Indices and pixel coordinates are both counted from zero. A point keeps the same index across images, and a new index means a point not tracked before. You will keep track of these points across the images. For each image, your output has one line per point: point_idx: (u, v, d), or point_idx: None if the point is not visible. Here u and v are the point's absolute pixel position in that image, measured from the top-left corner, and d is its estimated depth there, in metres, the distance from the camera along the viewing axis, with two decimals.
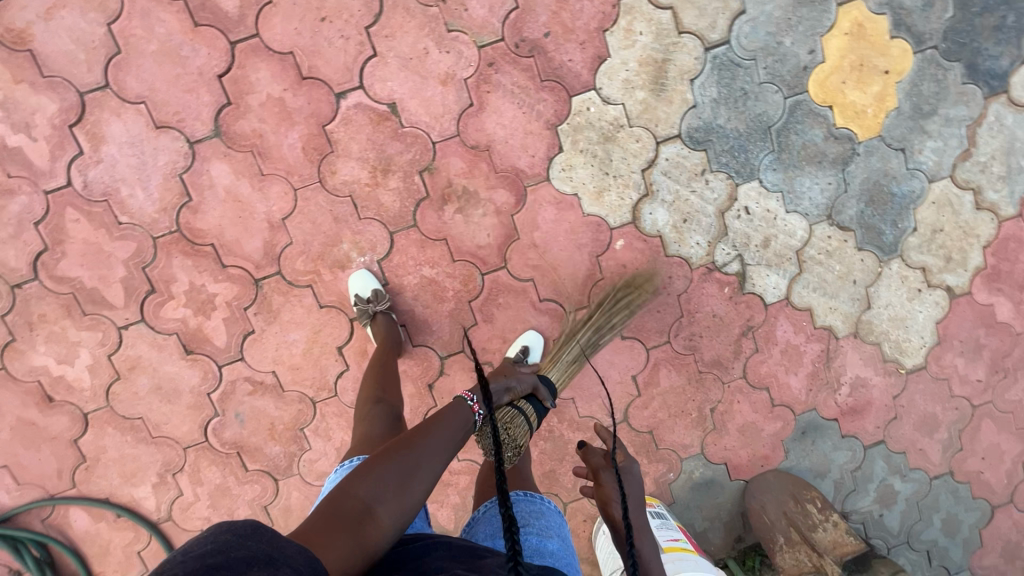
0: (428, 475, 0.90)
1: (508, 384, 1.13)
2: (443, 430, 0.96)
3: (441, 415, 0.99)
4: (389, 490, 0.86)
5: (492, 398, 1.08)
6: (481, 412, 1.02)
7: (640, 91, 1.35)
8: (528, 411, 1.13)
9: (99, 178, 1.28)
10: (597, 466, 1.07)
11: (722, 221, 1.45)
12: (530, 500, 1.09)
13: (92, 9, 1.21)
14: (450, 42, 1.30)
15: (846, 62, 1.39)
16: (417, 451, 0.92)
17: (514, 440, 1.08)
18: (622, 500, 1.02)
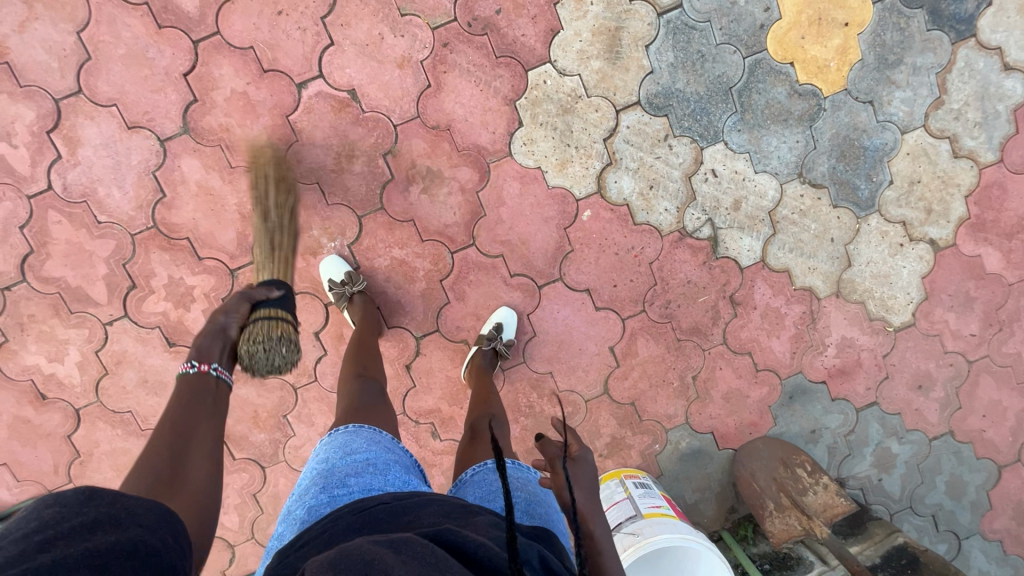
0: (204, 453, 0.90)
1: (223, 322, 1.12)
2: (183, 406, 0.96)
3: (169, 405, 0.96)
4: (166, 486, 0.81)
5: (212, 346, 1.07)
6: (213, 365, 1.03)
7: (595, 61, 1.36)
8: (268, 312, 1.16)
9: (77, 180, 1.33)
10: (553, 458, 0.90)
11: (690, 186, 1.44)
12: (518, 468, 1.03)
13: (62, 19, 1.27)
14: (405, 26, 1.33)
15: (804, 18, 1.38)
16: (174, 443, 0.88)
17: (272, 337, 1.14)
18: (579, 492, 0.87)
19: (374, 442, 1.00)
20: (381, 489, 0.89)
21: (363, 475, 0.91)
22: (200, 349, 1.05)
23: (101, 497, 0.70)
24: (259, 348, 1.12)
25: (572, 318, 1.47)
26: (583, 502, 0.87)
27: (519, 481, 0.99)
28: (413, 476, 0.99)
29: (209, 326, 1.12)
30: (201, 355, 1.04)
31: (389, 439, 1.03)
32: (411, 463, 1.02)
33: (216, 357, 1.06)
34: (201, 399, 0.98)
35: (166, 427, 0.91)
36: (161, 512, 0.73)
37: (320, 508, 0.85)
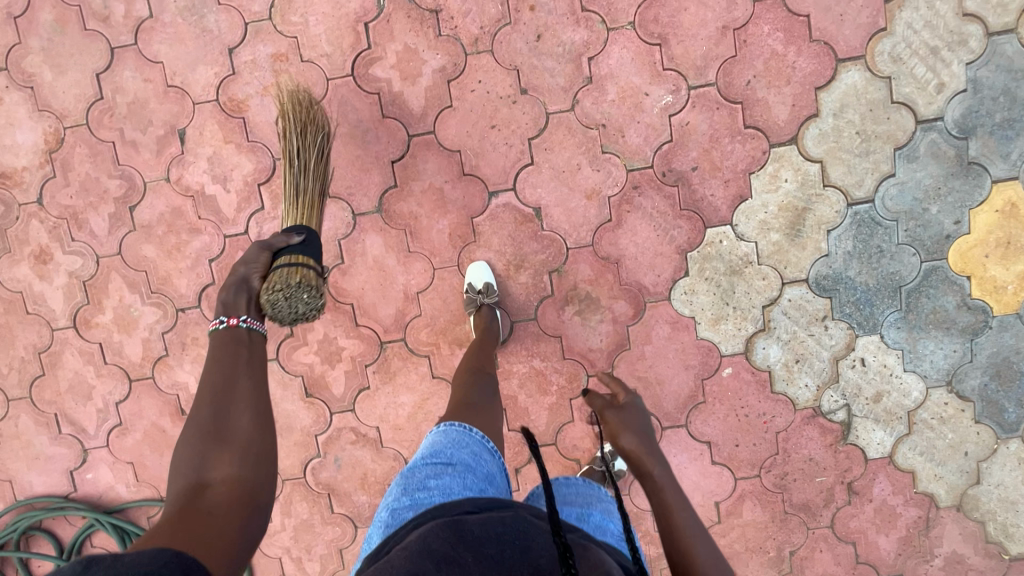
0: (244, 402, 1.00)
1: (246, 270, 1.14)
2: (215, 366, 1.02)
3: (207, 360, 1.05)
4: (212, 448, 0.94)
5: (237, 296, 1.11)
6: (242, 318, 1.09)
7: (775, 233, 1.39)
8: (290, 258, 1.15)
9: (271, 231, 1.44)
10: (601, 408, 1.12)
11: (836, 368, 1.44)
12: (591, 485, 1.02)
13: (301, 91, 1.39)
14: (603, 162, 1.39)
15: (992, 238, 1.38)
16: (204, 408, 0.98)
17: (290, 282, 1.11)
18: (628, 434, 1.05)
19: (460, 445, 1.01)
20: (461, 493, 0.91)
21: (442, 477, 0.93)
22: (224, 302, 1.10)
23: (100, 563, 0.69)
24: (280, 295, 1.11)
25: (686, 465, 1.48)
26: (635, 444, 1.03)
27: (590, 497, 0.99)
28: (495, 482, 0.99)
29: (230, 279, 1.14)
30: (227, 309, 1.10)
31: (479, 442, 1.04)
32: (495, 468, 1.03)
33: (246, 310, 1.11)
34: (229, 352, 1.04)
35: (207, 385, 1.01)
36: (164, 557, 0.75)
37: (404, 511, 0.89)
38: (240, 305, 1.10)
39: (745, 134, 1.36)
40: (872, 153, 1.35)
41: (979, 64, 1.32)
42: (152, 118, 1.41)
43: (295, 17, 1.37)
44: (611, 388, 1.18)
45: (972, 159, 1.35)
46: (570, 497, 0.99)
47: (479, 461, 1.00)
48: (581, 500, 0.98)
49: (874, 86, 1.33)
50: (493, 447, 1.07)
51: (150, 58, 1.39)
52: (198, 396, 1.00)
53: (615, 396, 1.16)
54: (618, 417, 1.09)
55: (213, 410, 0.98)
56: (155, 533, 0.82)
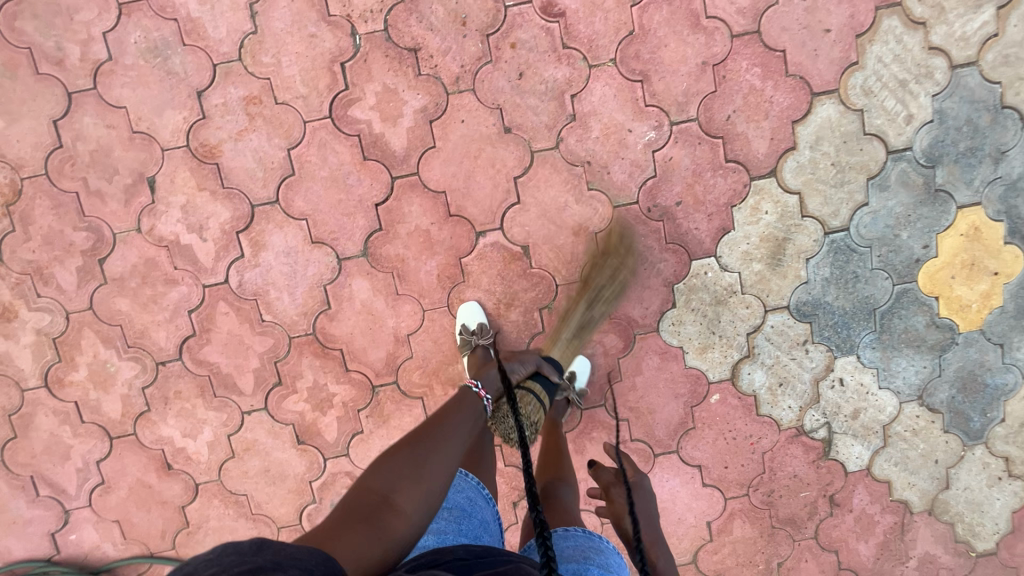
0: (448, 457, 1.01)
1: (514, 368, 1.29)
2: (464, 418, 1.09)
3: (452, 405, 1.12)
4: (406, 478, 0.94)
5: (495, 380, 1.21)
6: (489, 395, 1.17)
7: (757, 263, 1.43)
8: (537, 390, 1.31)
9: (252, 280, 1.40)
10: (607, 484, 1.16)
11: (816, 389, 1.50)
12: (588, 536, 1.09)
13: (277, 135, 1.34)
14: (589, 199, 1.40)
15: (958, 260, 1.45)
16: (436, 443, 1.02)
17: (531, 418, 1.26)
18: (632, 518, 1.10)
19: (456, 489, 1.13)
20: (455, 539, 1.05)
21: (439, 520, 1.07)
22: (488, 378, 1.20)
23: (273, 546, 0.67)
24: (523, 415, 1.25)
25: (678, 488, 1.53)
26: (638, 530, 1.08)
27: (587, 552, 1.03)
28: (489, 529, 1.12)
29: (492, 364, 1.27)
30: (487, 385, 1.20)
31: (473, 486, 1.15)
32: (490, 516, 1.14)
33: (494, 389, 1.19)
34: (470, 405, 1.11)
35: (451, 434, 1.05)
36: (321, 555, 0.71)
37: None
38: (493, 384, 1.20)
39: (726, 168, 1.39)
40: (847, 183, 1.40)
41: (945, 95, 1.37)
42: (117, 166, 1.34)
43: (267, 57, 1.32)
44: (619, 461, 1.21)
45: (939, 186, 1.41)
46: (567, 552, 1.02)
47: (473, 509, 1.11)
48: (579, 554, 1.02)
49: (847, 118, 1.37)
50: (489, 495, 1.17)
51: (112, 103, 1.32)
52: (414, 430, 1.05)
53: (622, 472, 1.18)
54: (626, 498, 1.13)
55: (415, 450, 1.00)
56: (339, 530, 0.84)
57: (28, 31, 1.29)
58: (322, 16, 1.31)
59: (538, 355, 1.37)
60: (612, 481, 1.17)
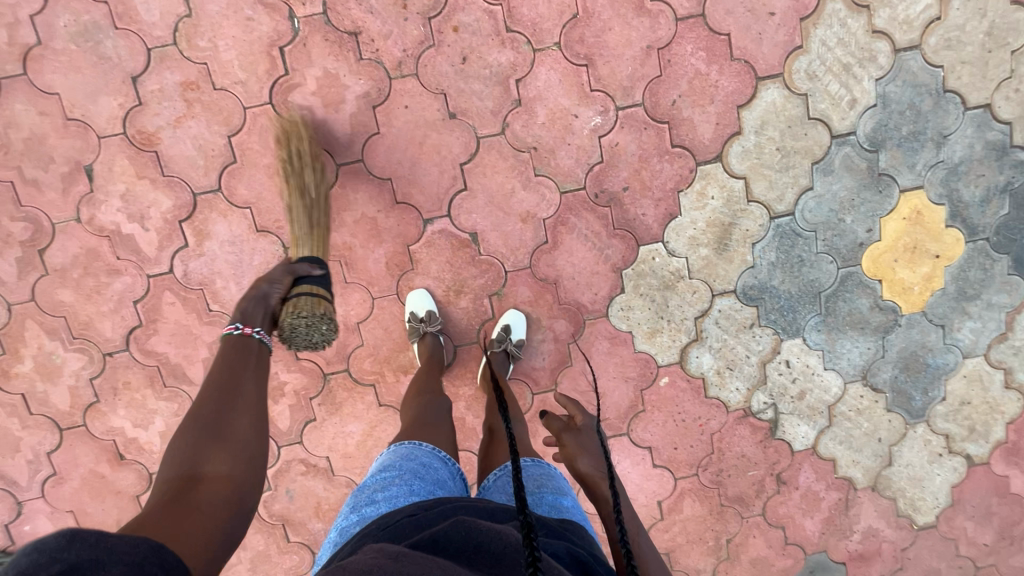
0: (247, 411, 0.95)
1: (266, 290, 1.16)
2: (227, 360, 1.02)
3: (217, 362, 1.03)
4: (210, 443, 0.88)
5: (254, 311, 1.11)
6: (256, 330, 1.08)
7: (704, 248, 1.44)
8: (308, 288, 1.20)
9: (198, 269, 1.39)
10: (557, 431, 1.15)
11: (763, 371, 1.53)
12: (539, 464, 1.12)
13: (216, 121, 1.32)
14: (536, 185, 1.40)
15: (900, 243, 1.47)
16: (224, 402, 0.94)
17: (314, 316, 1.18)
18: (584, 457, 1.08)
19: (408, 457, 1.05)
20: (408, 500, 0.94)
21: (390, 488, 0.97)
22: (244, 312, 1.09)
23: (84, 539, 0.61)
24: (301, 321, 1.16)
25: (629, 470, 1.56)
26: (590, 467, 1.06)
27: (541, 480, 1.07)
28: (446, 487, 1.03)
29: (251, 292, 1.16)
30: (246, 317, 1.09)
31: (428, 452, 1.08)
32: (448, 474, 1.07)
33: (259, 322, 1.10)
34: (234, 361, 1.01)
35: (217, 382, 0.98)
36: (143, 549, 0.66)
37: (351, 527, 0.93)
38: (258, 316, 1.11)
39: (672, 153, 1.39)
40: (792, 168, 1.41)
41: (888, 79, 1.38)
42: (53, 155, 1.31)
43: (203, 41, 1.29)
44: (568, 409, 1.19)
45: (882, 170, 1.43)
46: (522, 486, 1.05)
47: (428, 470, 1.03)
48: (534, 483, 1.06)
49: (792, 103, 1.38)
50: (446, 455, 1.10)
51: (43, 89, 1.29)
52: (199, 396, 0.96)
53: (572, 417, 1.17)
54: (575, 440, 1.11)
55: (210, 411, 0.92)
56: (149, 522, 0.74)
57: None
58: None
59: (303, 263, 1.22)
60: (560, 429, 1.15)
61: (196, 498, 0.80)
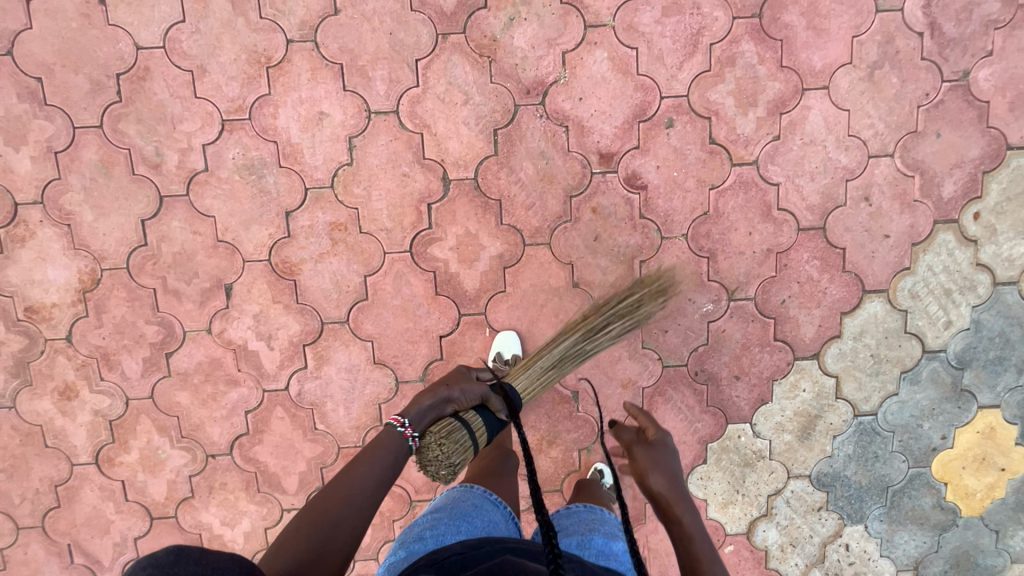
0: (344, 550, 1.00)
1: (450, 395, 1.21)
2: (369, 466, 1.09)
3: (371, 453, 1.12)
4: (323, 547, 0.98)
5: (427, 414, 1.18)
6: (414, 435, 1.15)
7: (787, 434, 1.52)
8: (477, 425, 1.20)
9: (312, 390, 1.45)
10: (629, 443, 1.24)
11: (822, 550, 1.60)
12: (591, 511, 1.18)
13: (356, 261, 1.39)
14: (642, 355, 1.47)
15: (970, 453, 1.55)
16: (343, 510, 1.02)
17: (450, 458, 1.13)
18: (657, 474, 1.15)
19: (459, 498, 1.08)
20: (455, 538, 0.97)
21: (439, 526, 1.01)
22: (417, 413, 1.17)
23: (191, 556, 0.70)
24: (443, 451, 1.14)
25: None
26: (663, 486, 1.14)
27: (592, 524, 1.13)
28: (498, 529, 1.04)
29: (435, 390, 1.22)
30: (415, 421, 1.16)
31: (478, 493, 1.10)
32: (499, 517, 1.07)
33: (422, 425, 1.17)
34: (367, 462, 1.09)
35: (338, 481, 1.07)
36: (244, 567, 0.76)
37: (399, 563, 0.96)
38: (422, 421, 1.17)
39: (773, 345, 1.47)
40: (882, 374, 1.49)
41: (983, 307, 1.46)
42: (198, 270, 1.38)
43: (359, 189, 1.36)
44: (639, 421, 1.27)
45: (964, 385, 1.51)
46: (573, 528, 1.11)
47: (478, 512, 1.05)
48: (584, 528, 1.11)
49: (892, 316, 1.46)
50: (496, 498, 1.12)
51: (201, 212, 1.36)
52: (326, 487, 1.06)
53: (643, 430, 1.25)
54: (647, 455, 1.19)
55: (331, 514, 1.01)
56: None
57: (129, 133, 1.32)
58: (418, 157, 1.36)
59: (488, 385, 1.26)
60: (632, 441, 1.24)
61: None
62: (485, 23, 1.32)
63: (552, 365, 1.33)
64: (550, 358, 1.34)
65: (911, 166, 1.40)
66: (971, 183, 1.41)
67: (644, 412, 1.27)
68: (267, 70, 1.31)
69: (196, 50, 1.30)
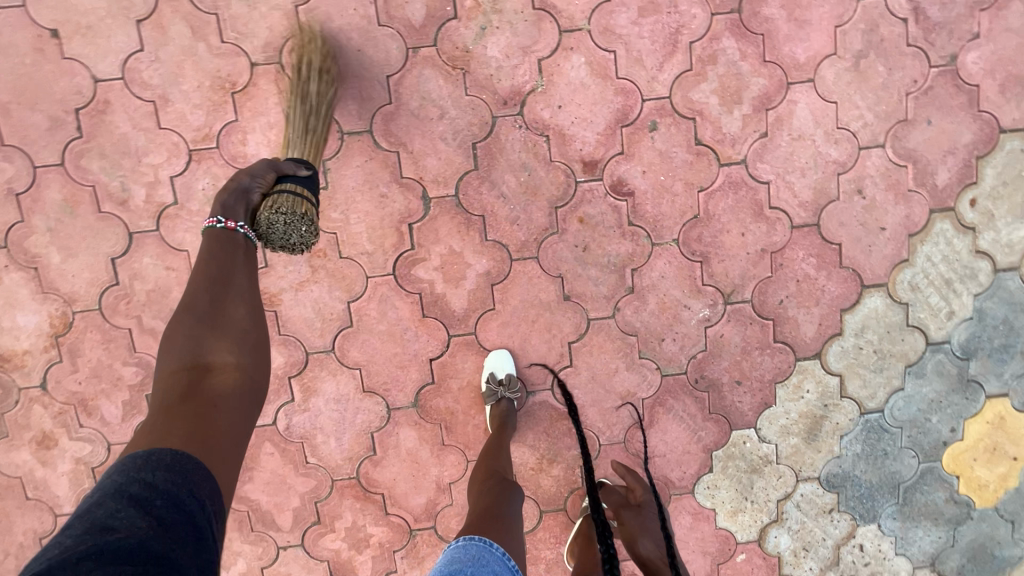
0: (240, 297, 0.95)
1: (245, 184, 1.04)
2: (211, 262, 0.97)
3: (202, 254, 0.98)
4: (210, 335, 0.90)
5: (238, 205, 1.03)
6: (238, 225, 1.01)
7: (794, 437, 1.48)
8: (291, 188, 1.08)
9: (300, 422, 1.40)
10: (618, 505, 1.29)
11: (836, 553, 1.56)
12: None
13: (338, 287, 1.34)
14: (639, 365, 1.42)
15: (980, 444, 1.52)
16: (213, 298, 0.93)
17: (294, 213, 1.06)
18: (645, 538, 1.19)
19: (480, 562, 1.00)
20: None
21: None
22: (224, 205, 1.01)
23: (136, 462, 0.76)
24: (278, 219, 1.05)
25: None
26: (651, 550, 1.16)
27: None
28: None
29: (230, 185, 1.05)
30: (229, 212, 1.01)
31: (499, 557, 1.02)
32: None
33: (245, 216, 1.03)
34: (214, 262, 0.96)
35: (196, 284, 0.94)
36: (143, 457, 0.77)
37: None
38: (239, 212, 1.02)
39: (774, 347, 1.43)
40: (886, 369, 1.45)
41: (985, 296, 1.43)
42: (173, 307, 1.33)
43: (335, 213, 1.31)
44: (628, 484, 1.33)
45: (971, 376, 1.47)
46: None
47: None
48: None
49: (892, 310, 1.43)
50: (515, 566, 1.04)
51: (173, 246, 1.31)
52: (189, 283, 0.95)
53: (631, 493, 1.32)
54: (635, 519, 1.24)
55: (207, 296, 0.93)
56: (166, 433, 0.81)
57: (93, 169, 1.27)
58: (395, 176, 1.31)
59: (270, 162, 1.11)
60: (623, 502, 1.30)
61: (207, 393, 0.86)
62: (456, 34, 1.28)
63: (302, 133, 1.21)
64: (298, 125, 1.21)
65: (903, 156, 1.37)
66: (965, 169, 1.38)
67: (631, 472, 1.33)
68: (233, 96, 1.26)
69: (157, 78, 1.25)
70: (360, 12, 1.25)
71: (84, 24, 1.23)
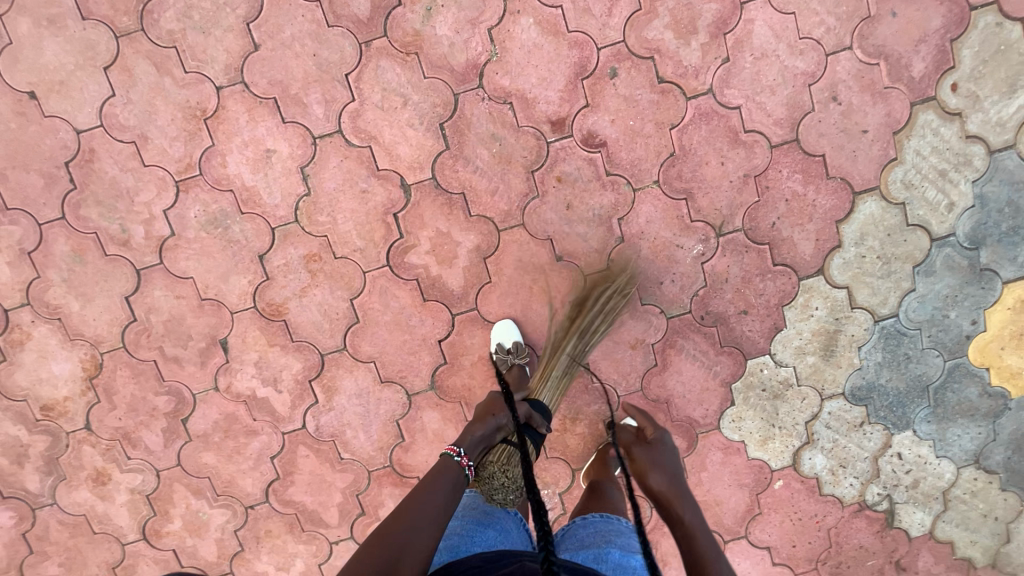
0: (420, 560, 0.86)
1: (498, 422, 1.09)
2: (444, 494, 0.96)
3: (423, 489, 0.97)
4: None
5: (479, 443, 1.05)
6: (472, 463, 1.03)
7: (810, 356, 1.47)
8: (528, 447, 1.15)
9: (328, 422, 1.46)
10: (628, 442, 1.20)
11: (875, 465, 1.55)
12: (608, 520, 1.07)
13: (339, 287, 1.39)
14: (643, 313, 1.44)
15: (1006, 332, 1.48)
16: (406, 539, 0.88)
17: (514, 482, 1.07)
18: (656, 473, 1.10)
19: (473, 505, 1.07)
20: (469, 550, 0.96)
21: (453, 536, 0.99)
22: (474, 439, 1.05)
23: None
24: (502, 471, 1.07)
25: (749, 569, 1.58)
26: (663, 484, 1.08)
27: (608, 534, 1.03)
28: (511, 536, 1.02)
29: (484, 416, 1.09)
30: (471, 449, 1.04)
31: (491, 499, 1.08)
32: (512, 524, 1.05)
33: (477, 456, 1.05)
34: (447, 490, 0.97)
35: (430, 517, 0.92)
36: None
37: None
38: (477, 444, 1.05)
39: (775, 271, 1.42)
40: (894, 273, 1.43)
41: (984, 180, 1.39)
42: (191, 332, 1.40)
43: (323, 216, 1.36)
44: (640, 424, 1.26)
45: (984, 265, 1.44)
46: (586, 538, 1.02)
47: (491, 518, 1.03)
48: (600, 539, 1.02)
49: (890, 212, 1.40)
50: (510, 504, 1.09)
51: (179, 275, 1.37)
52: (367, 544, 0.89)
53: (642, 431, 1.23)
54: (646, 455, 1.15)
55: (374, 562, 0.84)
56: None
57: (92, 217, 1.34)
58: (372, 170, 1.34)
59: (526, 406, 1.20)
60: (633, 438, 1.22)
61: None
62: (404, 21, 1.30)
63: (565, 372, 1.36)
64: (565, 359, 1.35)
65: (873, 53, 1.34)
66: (940, 55, 1.34)
67: (643, 412, 1.27)
68: (205, 122, 1.31)
69: (133, 119, 1.31)
70: (309, 18, 1.29)
71: (56, 81, 1.29)
